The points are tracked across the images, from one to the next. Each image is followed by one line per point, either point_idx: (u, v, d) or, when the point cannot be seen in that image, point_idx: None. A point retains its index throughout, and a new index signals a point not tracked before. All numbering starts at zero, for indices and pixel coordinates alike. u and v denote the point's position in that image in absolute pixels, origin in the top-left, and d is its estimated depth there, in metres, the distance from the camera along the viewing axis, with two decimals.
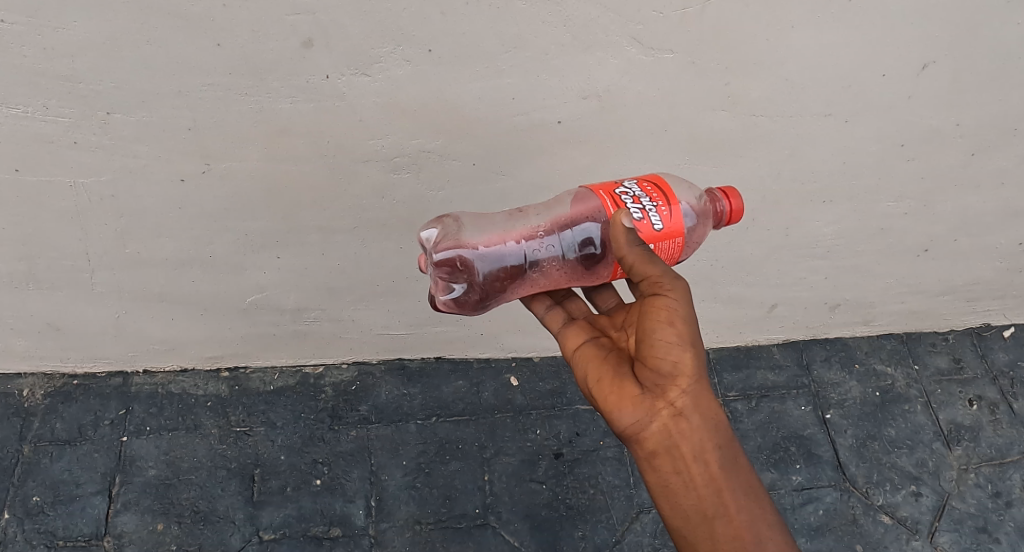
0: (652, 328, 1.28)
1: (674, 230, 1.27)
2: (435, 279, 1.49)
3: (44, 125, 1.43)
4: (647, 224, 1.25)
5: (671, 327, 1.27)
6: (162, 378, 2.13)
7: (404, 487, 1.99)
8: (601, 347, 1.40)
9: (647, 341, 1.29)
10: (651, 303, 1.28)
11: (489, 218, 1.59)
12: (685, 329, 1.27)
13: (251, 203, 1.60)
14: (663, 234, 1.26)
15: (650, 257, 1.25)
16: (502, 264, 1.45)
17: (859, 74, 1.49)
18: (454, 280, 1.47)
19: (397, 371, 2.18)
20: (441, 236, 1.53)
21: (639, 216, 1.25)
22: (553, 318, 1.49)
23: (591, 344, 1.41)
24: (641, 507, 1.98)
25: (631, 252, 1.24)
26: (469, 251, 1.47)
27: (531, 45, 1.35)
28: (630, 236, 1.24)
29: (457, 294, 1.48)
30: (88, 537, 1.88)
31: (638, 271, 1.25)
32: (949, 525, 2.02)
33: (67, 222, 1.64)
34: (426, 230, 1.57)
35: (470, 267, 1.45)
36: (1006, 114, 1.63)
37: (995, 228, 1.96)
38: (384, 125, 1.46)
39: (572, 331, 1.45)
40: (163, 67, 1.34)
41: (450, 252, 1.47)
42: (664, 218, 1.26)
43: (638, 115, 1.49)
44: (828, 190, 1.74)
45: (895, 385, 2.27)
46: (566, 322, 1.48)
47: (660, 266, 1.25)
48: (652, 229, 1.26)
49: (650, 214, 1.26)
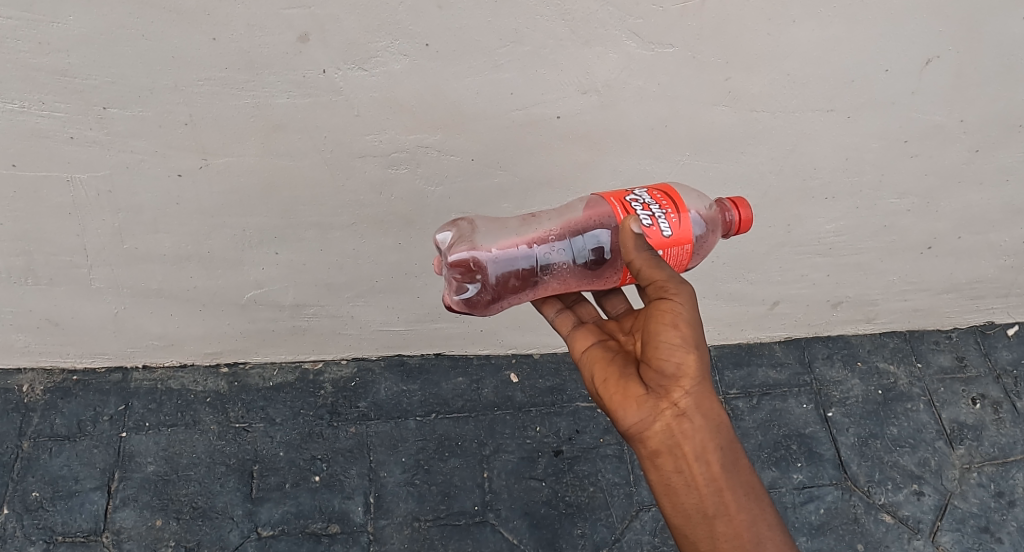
0: (657, 330, 1.27)
1: (683, 237, 1.26)
2: (449, 279, 1.51)
3: (40, 120, 1.42)
4: (656, 231, 1.25)
5: (676, 329, 1.26)
6: (161, 373, 2.13)
7: (403, 484, 1.98)
8: (608, 349, 1.39)
9: (651, 343, 1.29)
10: (657, 306, 1.26)
11: (502, 223, 1.61)
12: (690, 332, 1.26)
13: (249, 198, 1.60)
14: (671, 241, 1.26)
15: (657, 262, 1.24)
16: (513, 266, 1.45)
17: (861, 70, 1.47)
18: (466, 281, 1.49)
19: (396, 367, 2.18)
20: (455, 240, 1.56)
21: (648, 222, 1.25)
22: (563, 322, 1.48)
23: (598, 346, 1.40)
24: (641, 505, 1.97)
25: (639, 257, 1.23)
26: (483, 253, 1.49)
27: (530, 39, 1.34)
28: (639, 241, 1.23)
29: (470, 295, 1.50)
30: (87, 533, 1.88)
31: (645, 276, 1.24)
32: (951, 525, 2.01)
33: (65, 218, 1.63)
34: (440, 234, 1.61)
35: (482, 268, 1.46)
36: (1010, 110, 1.61)
37: (1000, 225, 1.94)
38: (381, 119, 1.44)
39: (581, 334, 1.44)
40: (158, 61, 1.33)
41: (463, 254, 1.50)
42: (674, 225, 1.26)
43: (638, 110, 1.48)
44: (830, 186, 1.72)
45: (898, 384, 2.25)
46: (575, 325, 1.47)
47: (667, 270, 1.24)
48: (660, 236, 1.25)
49: (659, 221, 1.25)
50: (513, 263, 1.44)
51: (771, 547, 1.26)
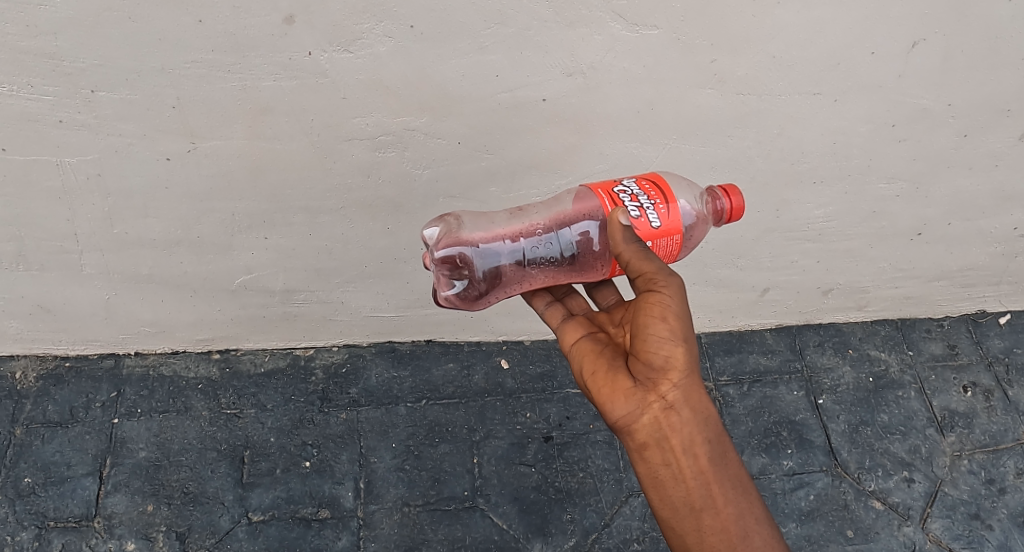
0: (645, 323, 1.27)
1: (672, 227, 1.27)
2: (437, 275, 1.51)
3: (28, 103, 1.42)
4: (644, 222, 1.25)
5: (664, 322, 1.26)
6: (153, 359, 2.13)
7: (392, 470, 1.99)
8: (597, 342, 1.40)
9: (640, 336, 1.29)
10: (645, 299, 1.26)
11: (490, 217, 1.63)
12: (678, 325, 1.26)
13: (237, 182, 1.60)
14: (661, 232, 1.26)
15: (646, 253, 1.24)
16: (501, 261, 1.45)
17: (849, 52, 1.47)
18: (454, 277, 1.49)
19: (387, 353, 2.19)
20: (443, 235, 1.56)
21: (636, 214, 1.25)
22: (552, 314, 1.49)
23: (588, 338, 1.41)
24: (630, 491, 1.98)
25: (627, 248, 1.24)
26: (470, 248, 1.49)
27: (514, 21, 1.35)
28: (627, 234, 1.24)
29: (459, 290, 1.50)
30: (78, 519, 1.88)
31: (634, 267, 1.24)
32: (941, 511, 2.01)
33: (55, 202, 1.63)
34: (428, 229, 1.61)
35: (470, 263, 1.47)
36: (998, 94, 1.61)
37: (990, 211, 1.94)
38: (369, 102, 1.45)
39: (571, 326, 1.45)
40: (144, 43, 1.34)
41: (451, 249, 1.50)
42: (662, 216, 1.26)
43: (623, 93, 1.48)
44: (819, 170, 1.72)
45: (888, 371, 2.26)
46: (565, 318, 1.48)
47: (655, 262, 1.24)
48: (649, 227, 1.25)
49: (648, 212, 1.25)
50: (499, 258, 1.45)
51: (758, 540, 1.26)
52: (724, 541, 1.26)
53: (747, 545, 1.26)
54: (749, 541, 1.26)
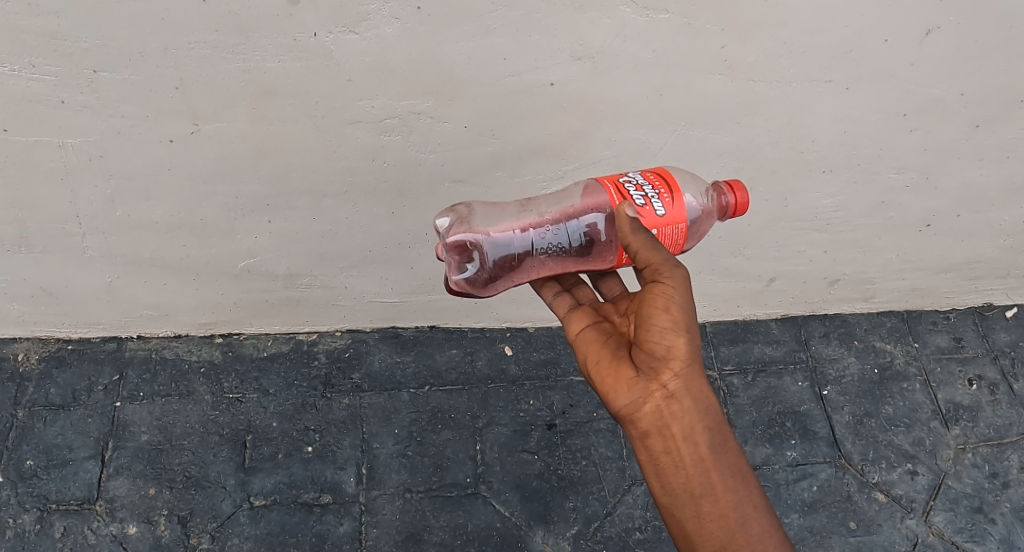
0: (648, 314, 1.26)
1: (677, 217, 1.25)
2: (449, 259, 1.49)
3: (30, 83, 1.41)
4: (650, 211, 1.24)
5: (667, 313, 1.25)
6: (156, 343, 2.13)
7: (395, 455, 1.98)
8: (602, 332, 1.39)
9: (644, 326, 1.28)
10: (650, 289, 1.25)
11: (500, 209, 1.62)
12: (681, 316, 1.25)
13: (241, 164, 1.59)
14: (666, 220, 1.24)
15: (653, 244, 1.22)
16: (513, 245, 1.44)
17: (861, 39, 1.45)
18: (467, 259, 1.47)
19: (390, 338, 2.18)
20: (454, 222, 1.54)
21: (641, 203, 1.24)
22: (560, 304, 1.47)
23: (593, 328, 1.40)
24: (633, 479, 1.97)
25: (635, 239, 1.22)
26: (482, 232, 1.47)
27: (521, 4, 1.33)
28: (635, 224, 1.22)
29: (469, 274, 1.48)
30: (80, 501, 1.88)
31: (640, 258, 1.23)
32: (944, 504, 2.00)
33: (57, 184, 1.62)
34: (438, 219, 1.59)
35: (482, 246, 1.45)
36: (1011, 85, 1.59)
37: (999, 203, 1.92)
38: (374, 85, 1.43)
39: (577, 316, 1.43)
40: (147, 24, 1.32)
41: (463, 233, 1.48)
42: (667, 206, 1.24)
43: (632, 79, 1.47)
44: (828, 159, 1.71)
45: (894, 363, 2.25)
46: (572, 307, 1.46)
47: (662, 253, 1.22)
48: (654, 215, 1.24)
49: (652, 201, 1.24)
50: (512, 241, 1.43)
51: (757, 528, 1.25)
52: (723, 528, 1.25)
53: (745, 532, 1.25)
54: (748, 527, 1.25)
